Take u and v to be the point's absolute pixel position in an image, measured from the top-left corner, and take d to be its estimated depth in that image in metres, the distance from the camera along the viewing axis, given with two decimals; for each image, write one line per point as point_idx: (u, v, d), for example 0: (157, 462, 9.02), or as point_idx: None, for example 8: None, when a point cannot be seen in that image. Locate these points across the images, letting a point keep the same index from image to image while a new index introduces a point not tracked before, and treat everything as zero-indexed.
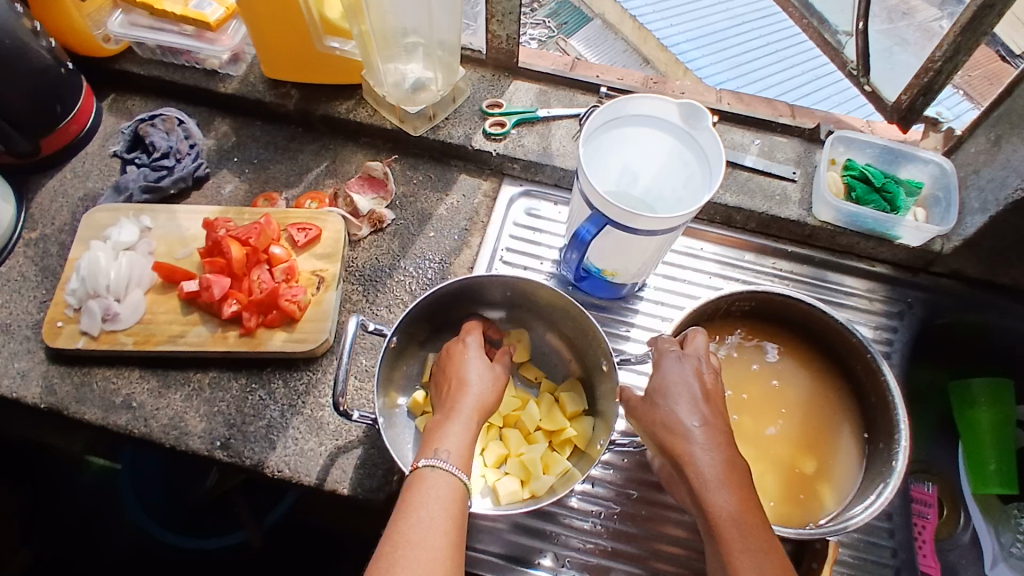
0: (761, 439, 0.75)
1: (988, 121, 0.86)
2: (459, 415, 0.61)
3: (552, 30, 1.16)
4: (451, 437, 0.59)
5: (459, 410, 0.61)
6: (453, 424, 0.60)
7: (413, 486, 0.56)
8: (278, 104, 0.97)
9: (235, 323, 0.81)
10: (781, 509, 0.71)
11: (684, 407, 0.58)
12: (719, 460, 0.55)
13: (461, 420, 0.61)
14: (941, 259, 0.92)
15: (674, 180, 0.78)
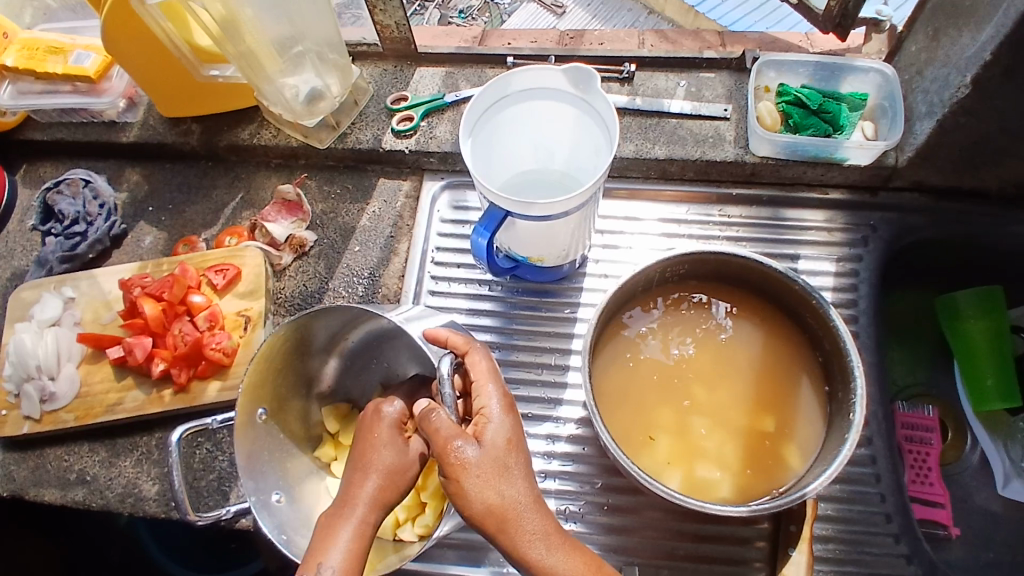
0: (713, 406, 0.72)
1: (925, 15, 0.78)
2: (361, 492, 0.54)
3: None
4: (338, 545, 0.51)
5: (355, 503, 0.53)
6: (345, 523, 0.52)
7: None
8: (182, 143, 0.95)
9: (169, 379, 0.79)
10: (741, 478, 0.68)
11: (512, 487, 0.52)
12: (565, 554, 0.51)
13: (351, 518, 0.53)
14: (899, 173, 0.84)
15: (584, 148, 0.75)
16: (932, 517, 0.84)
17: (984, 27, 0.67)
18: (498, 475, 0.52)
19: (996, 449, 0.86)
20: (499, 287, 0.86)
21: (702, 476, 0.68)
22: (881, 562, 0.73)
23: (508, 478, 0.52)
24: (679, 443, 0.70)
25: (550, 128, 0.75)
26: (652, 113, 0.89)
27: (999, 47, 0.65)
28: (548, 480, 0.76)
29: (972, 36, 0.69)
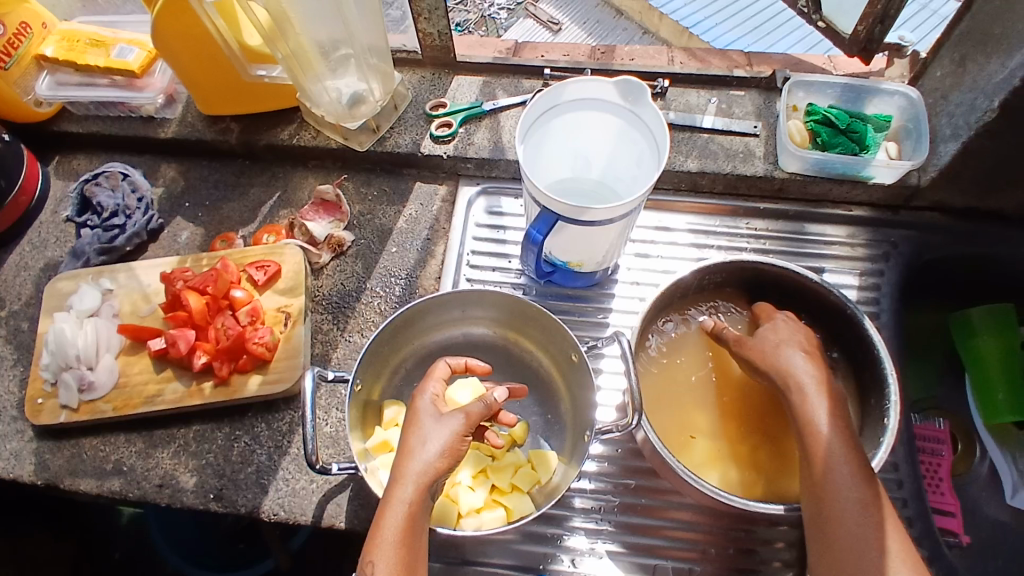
0: (749, 413, 0.74)
1: (951, 41, 0.83)
2: (402, 485, 0.56)
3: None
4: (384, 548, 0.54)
5: (398, 495, 0.56)
6: (392, 513, 0.55)
7: None
8: (221, 140, 0.96)
9: (209, 373, 0.81)
10: (776, 482, 0.70)
11: (821, 407, 0.63)
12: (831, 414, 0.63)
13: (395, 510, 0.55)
14: (920, 193, 0.88)
15: (627, 160, 0.78)
16: (946, 525, 0.86)
17: (1015, 54, 0.72)
18: (820, 392, 0.64)
19: (1006, 461, 0.90)
20: (533, 291, 0.87)
21: (738, 479, 0.71)
22: None
23: (816, 394, 0.64)
24: (715, 448, 0.72)
25: (593, 138, 0.78)
26: (685, 127, 0.92)
27: None
28: (580, 481, 0.78)
29: (1002, 62, 0.74)
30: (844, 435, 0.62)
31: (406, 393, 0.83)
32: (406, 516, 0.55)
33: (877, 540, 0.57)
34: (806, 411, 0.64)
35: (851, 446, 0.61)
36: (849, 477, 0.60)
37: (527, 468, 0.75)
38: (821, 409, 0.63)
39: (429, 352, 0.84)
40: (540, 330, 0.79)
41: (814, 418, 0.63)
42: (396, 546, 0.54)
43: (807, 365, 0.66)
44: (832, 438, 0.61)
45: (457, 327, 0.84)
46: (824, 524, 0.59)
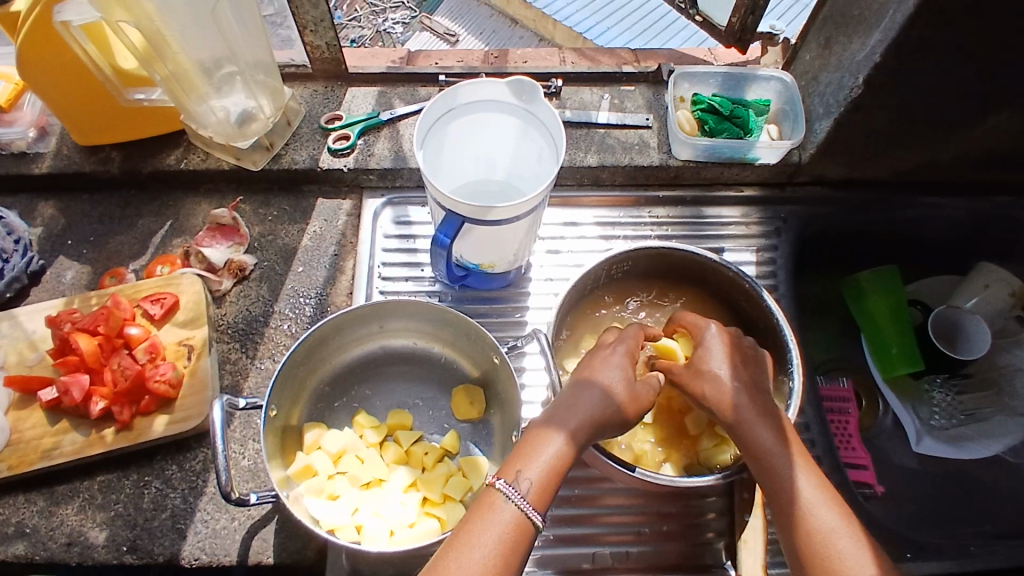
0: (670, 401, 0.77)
1: (816, 27, 0.90)
2: (572, 418, 0.60)
3: (416, 10, 1.52)
4: (537, 462, 0.57)
5: (569, 424, 0.59)
6: (547, 446, 0.58)
7: (477, 513, 0.55)
8: (102, 171, 0.90)
9: (109, 419, 0.76)
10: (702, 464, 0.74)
11: (765, 435, 0.63)
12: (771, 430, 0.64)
13: (564, 437, 0.59)
14: (803, 169, 0.95)
15: (529, 157, 0.79)
16: (860, 477, 0.93)
17: (872, 33, 0.78)
18: (759, 421, 0.64)
19: (908, 411, 0.98)
20: (449, 297, 0.87)
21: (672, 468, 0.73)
22: None
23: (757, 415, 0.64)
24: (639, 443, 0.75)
25: (492, 140, 0.79)
26: (581, 124, 0.95)
27: (886, 49, 0.76)
28: None
29: (861, 42, 0.80)
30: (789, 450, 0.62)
31: (328, 413, 0.80)
32: (563, 451, 0.58)
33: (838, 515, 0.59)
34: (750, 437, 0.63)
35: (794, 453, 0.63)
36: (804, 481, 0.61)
37: (458, 475, 0.74)
38: (765, 435, 0.63)
39: (348, 372, 0.81)
40: (459, 336, 0.78)
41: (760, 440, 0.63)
42: (547, 471, 0.57)
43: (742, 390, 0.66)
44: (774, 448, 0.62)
45: (380, 341, 0.82)
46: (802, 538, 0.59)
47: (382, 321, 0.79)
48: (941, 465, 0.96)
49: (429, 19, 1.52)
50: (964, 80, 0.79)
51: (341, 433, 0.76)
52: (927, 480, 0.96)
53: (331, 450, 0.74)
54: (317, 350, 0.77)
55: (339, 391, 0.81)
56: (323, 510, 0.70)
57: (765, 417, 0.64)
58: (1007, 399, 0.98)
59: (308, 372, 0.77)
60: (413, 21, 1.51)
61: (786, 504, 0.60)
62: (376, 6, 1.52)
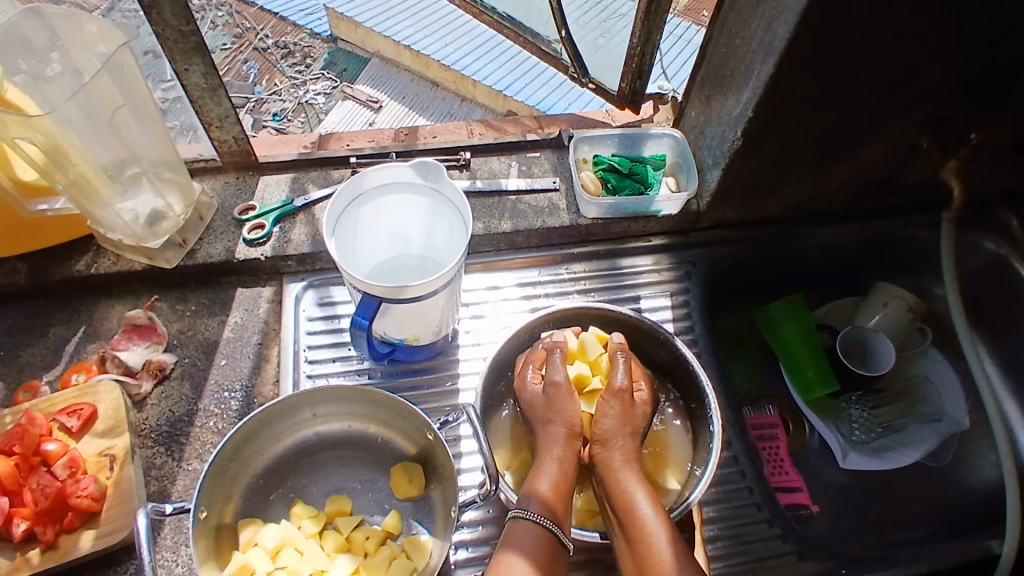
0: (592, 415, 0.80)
1: (696, 86, 0.98)
2: (551, 448, 0.72)
3: (337, 81, 1.62)
4: (536, 487, 0.69)
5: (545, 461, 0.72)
6: (547, 466, 0.71)
7: (509, 534, 0.66)
8: (8, 284, 0.88)
9: (32, 540, 0.73)
10: None
11: (642, 496, 0.67)
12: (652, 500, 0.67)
13: (549, 462, 0.71)
14: (702, 216, 1.01)
15: (442, 231, 0.81)
16: (794, 500, 0.96)
17: (743, 91, 0.86)
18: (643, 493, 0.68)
19: (832, 429, 1.03)
20: (378, 373, 0.87)
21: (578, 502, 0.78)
22: (762, 546, 0.84)
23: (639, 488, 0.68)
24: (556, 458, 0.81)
25: (406, 218, 0.81)
26: (492, 193, 0.99)
27: (757, 104, 0.84)
28: (460, 549, 0.78)
29: (736, 99, 0.88)
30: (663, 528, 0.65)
31: (262, 507, 0.78)
32: (552, 474, 0.70)
33: None
34: (629, 504, 0.67)
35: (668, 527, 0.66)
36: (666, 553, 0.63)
37: (402, 557, 0.73)
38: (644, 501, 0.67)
39: (281, 461, 0.80)
40: (388, 411, 0.78)
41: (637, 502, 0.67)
42: (546, 488, 0.69)
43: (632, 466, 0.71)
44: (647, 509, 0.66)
45: (318, 427, 0.81)
46: None
47: (316, 408, 0.79)
48: (869, 478, 1.01)
49: (350, 88, 1.61)
50: (830, 123, 0.87)
51: (278, 527, 0.74)
52: (860, 496, 1.00)
53: (267, 546, 0.72)
54: (250, 442, 0.76)
55: (274, 483, 0.79)
56: None
57: (644, 485, 0.69)
58: (919, 405, 1.05)
59: (244, 466, 0.76)
60: (334, 91, 1.60)
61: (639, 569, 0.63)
62: (297, 79, 1.59)
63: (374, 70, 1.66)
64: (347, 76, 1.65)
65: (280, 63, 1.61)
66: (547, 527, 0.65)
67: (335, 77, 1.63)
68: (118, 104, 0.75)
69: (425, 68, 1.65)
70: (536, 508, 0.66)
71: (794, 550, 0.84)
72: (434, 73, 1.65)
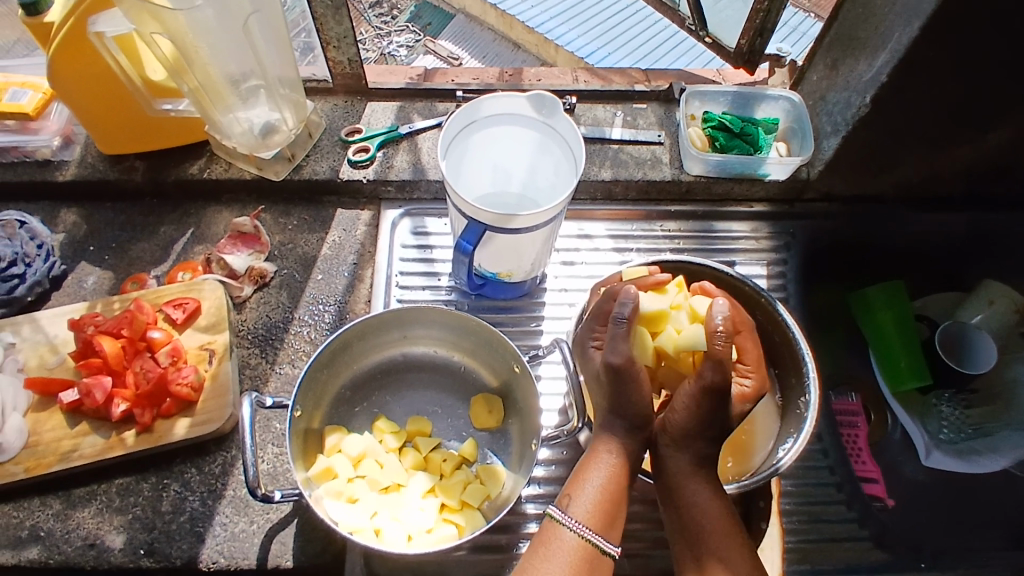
0: (667, 373, 0.72)
1: (822, 49, 0.93)
2: (606, 439, 0.66)
3: (421, 35, 1.58)
4: (584, 490, 0.63)
5: (600, 458, 0.65)
6: (597, 469, 0.64)
7: (550, 534, 0.62)
8: (125, 180, 0.93)
9: (131, 421, 0.77)
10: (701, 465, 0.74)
11: (698, 491, 0.64)
12: (711, 493, 0.64)
13: (604, 461, 0.65)
14: (811, 186, 0.97)
15: (546, 169, 0.81)
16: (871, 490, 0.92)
17: (879, 54, 0.81)
18: (702, 489, 0.64)
19: (917, 424, 0.99)
20: (464, 306, 0.88)
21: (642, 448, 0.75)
22: (836, 526, 0.82)
23: (695, 481, 0.64)
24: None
25: (511, 152, 0.81)
26: (594, 140, 0.97)
27: (894, 69, 0.79)
28: (530, 485, 0.79)
29: (868, 62, 0.83)
30: (720, 528, 0.62)
31: (348, 417, 0.80)
32: (607, 474, 0.64)
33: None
34: (686, 509, 0.64)
35: (729, 523, 0.63)
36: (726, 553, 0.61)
37: (476, 483, 0.74)
38: (699, 493, 0.64)
39: (364, 379, 0.82)
40: (476, 340, 0.79)
41: (696, 497, 0.64)
42: (597, 493, 0.63)
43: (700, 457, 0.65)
44: (703, 501, 0.63)
45: (404, 347, 0.83)
46: None
47: (402, 331, 0.80)
48: (954, 479, 0.96)
49: (432, 43, 1.58)
50: (970, 99, 0.81)
51: (361, 438, 0.76)
52: (939, 494, 0.96)
53: (350, 453, 0.75)
54: (344, 352, 0.78)
55: (357, 398, 0.81)
56: (343, 513, 0.69)
57: (705, 476, 0.65)
58: None
59: (332, 373, 0.78)
60: (416, 44, 1.56)
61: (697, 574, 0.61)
62: (382, 29, 1.57)
63: (457, 26, 1.67)
64: (431, 31, 1.62)
65: (368, 12, 1.58)
66: (589, 539, 0.61)
67: (420, 31, 1.60)
68: (248, 12, 0.75)
69: (509, 29, 1.67)
70: (580, 514, 0.62)
71: (869, 536, 0.83)
72: (518, 35, 1.66)
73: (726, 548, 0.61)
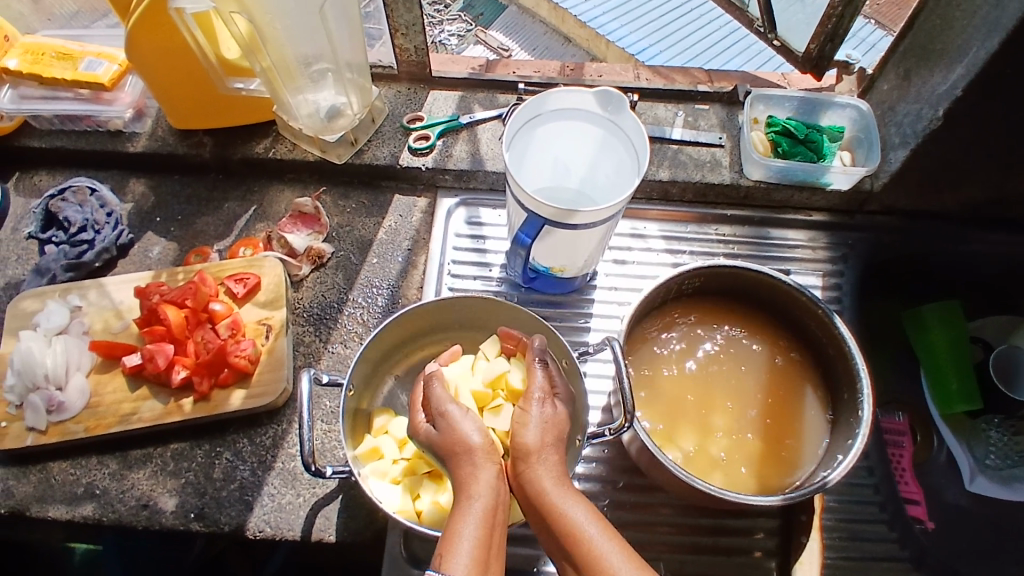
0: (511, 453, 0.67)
1: (895, 58, 0.91)
2: (464, 493, 0.56)
3: (472, 23, 1.58)
4: (462, 540, 0.52)
5: (463, 507, 0.55)
6: (467, 520, 0.53)
7: None
8: (193, 154, 0.96)
9: (189, 388, 0.80)
10: (745, 474, 0.73)
11: (578, 510, 0.55)
12: (588, 509, 0.56)
13: (472, 511, 0.54)
14: (873, 198, 0.95)
15: (606, 167, 0.81)
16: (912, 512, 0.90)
17: (955, 67, 0.79)
18: (576, 505, 0.55)
19: (963, 447, 0.95)
20: (515, 298, 0.88)
21: (686, 450, 0.73)
22: (878, 546, 0.81)
23: (568, 499, 0.56)
24: (668, 398, 0.76)
25: (572, 147, 0.81)
26: (654, 139, 0.97)
27: (969, 84, 0.77)
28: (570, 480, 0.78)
29: (943, 75, 0.81)
30: (608, 540, 0.54)
31: (395, 401, 0.82)
32: (480, 519, 0.54)
33: None
34: (572, 535, 0.54)
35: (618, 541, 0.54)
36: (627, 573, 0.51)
37: None
38: (578, 511, 0.55)
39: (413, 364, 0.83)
40: (521, 331, 0.78)
41: (573, 518, 0.54)
42: (475, 540, 0.52)
43: (552, 482, 0.57)
44: (586, 520, 0.55)
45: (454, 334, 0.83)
46: None
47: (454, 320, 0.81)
48: (1003, 507, 0.94)
49: (483, 32, 1.56)
50: None
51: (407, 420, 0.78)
52: (986, 522, 0.93)
53: (397, 435, 0.76)
54: (399, 335, 0.79)
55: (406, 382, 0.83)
56: (385, 493, 0.71)
57: (576, 494, 0.57)
58: None
59: (384, 356, 0.79)
60: (467, 34, 1.56)
61: None
62: (434, 17, 1.57)
63: (509, 17, 1.64)
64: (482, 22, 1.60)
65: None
66: None
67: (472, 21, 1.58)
68: None
69: (561, 22, 1.62)
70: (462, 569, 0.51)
71: (910, 558, 0.81)
72: (568, 29, 1.61)
73: (613, 554, 0.53)
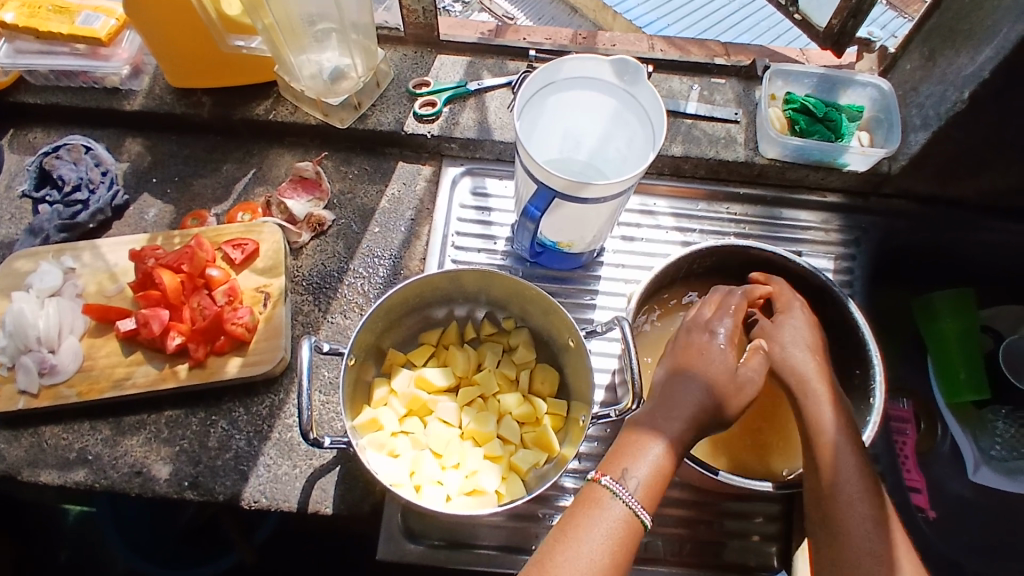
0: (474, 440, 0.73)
1: (921, 36, 0.88)
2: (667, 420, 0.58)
3: None
4: (643, 458, 0.56)
5: (658, 430, 0.57)
6: (650, 447, 0.56)
7: (585, 506, 0.55)
8: (191, 114, 0.92)
9: (184, 354, 0.78)
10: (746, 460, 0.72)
11: (829, 417, 0.63)
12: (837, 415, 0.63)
13: (659, 439, 0.57)
14: (890, 181, 0.93)
15: (619, 140, 0.78)
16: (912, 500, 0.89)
17: (984, 47, 0.76)
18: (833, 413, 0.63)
19: (968, 437, 0.93)
20: (519, 273, 0.86)
21: None
22: None
23: (825, 404, 0.63)
24: None
25: (585, 118, 0.78)
26: (667, 113, 0.94)
27: (997, 66, 0.74)
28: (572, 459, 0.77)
29: (971, 55, 0.78)
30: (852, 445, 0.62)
31: None
32: (667, 449, 0.56)
33: (877, 517, 0.59)
34: (824, 434, 0.62)
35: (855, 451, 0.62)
36: (853, 477, 0.60)
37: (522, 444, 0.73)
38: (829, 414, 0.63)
39: (413, 336, 0.82)
40: (531, 306, 0.76)
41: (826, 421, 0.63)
42: (655, 471, 0.55)
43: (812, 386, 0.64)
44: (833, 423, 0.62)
45: (455, 305, 0.81)
46: (838, 538, 0.59)
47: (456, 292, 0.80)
48: (1005, 498, 0.93)
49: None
50: None
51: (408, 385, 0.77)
52: (986, 512, 0.92)
53: (399, 407, 0.75)
54: (407, 305, 0.77)
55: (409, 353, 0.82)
56: (384, 466, 0.69)
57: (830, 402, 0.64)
58: None
59: (388, 326, 0.77)
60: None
61: (832, 503, 0.60)
62: None
63: None
64: None
65: None
66: (640, 518, 0.54)
67: None
68: None
69: None
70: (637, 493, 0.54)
71: None
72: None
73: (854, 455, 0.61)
